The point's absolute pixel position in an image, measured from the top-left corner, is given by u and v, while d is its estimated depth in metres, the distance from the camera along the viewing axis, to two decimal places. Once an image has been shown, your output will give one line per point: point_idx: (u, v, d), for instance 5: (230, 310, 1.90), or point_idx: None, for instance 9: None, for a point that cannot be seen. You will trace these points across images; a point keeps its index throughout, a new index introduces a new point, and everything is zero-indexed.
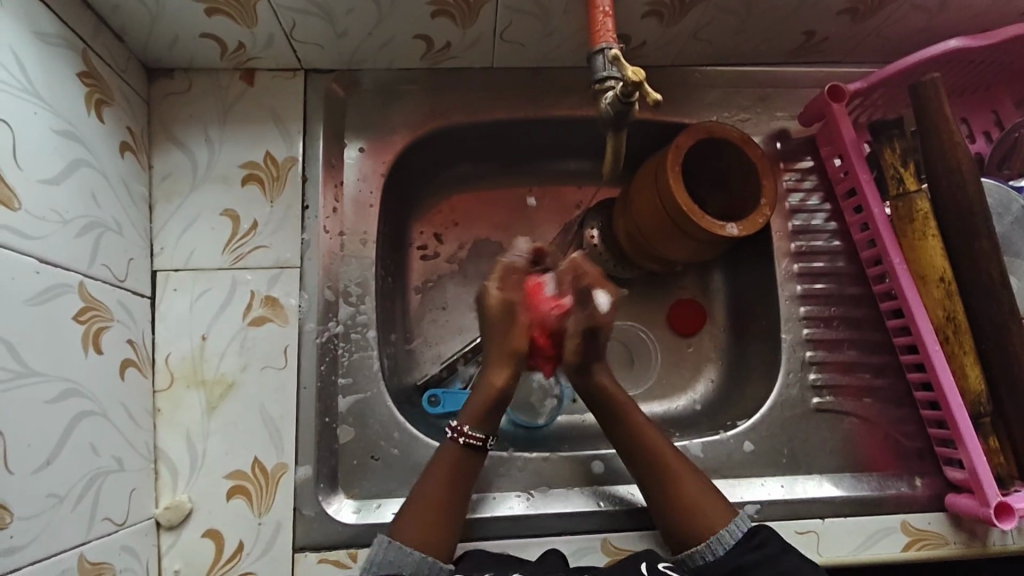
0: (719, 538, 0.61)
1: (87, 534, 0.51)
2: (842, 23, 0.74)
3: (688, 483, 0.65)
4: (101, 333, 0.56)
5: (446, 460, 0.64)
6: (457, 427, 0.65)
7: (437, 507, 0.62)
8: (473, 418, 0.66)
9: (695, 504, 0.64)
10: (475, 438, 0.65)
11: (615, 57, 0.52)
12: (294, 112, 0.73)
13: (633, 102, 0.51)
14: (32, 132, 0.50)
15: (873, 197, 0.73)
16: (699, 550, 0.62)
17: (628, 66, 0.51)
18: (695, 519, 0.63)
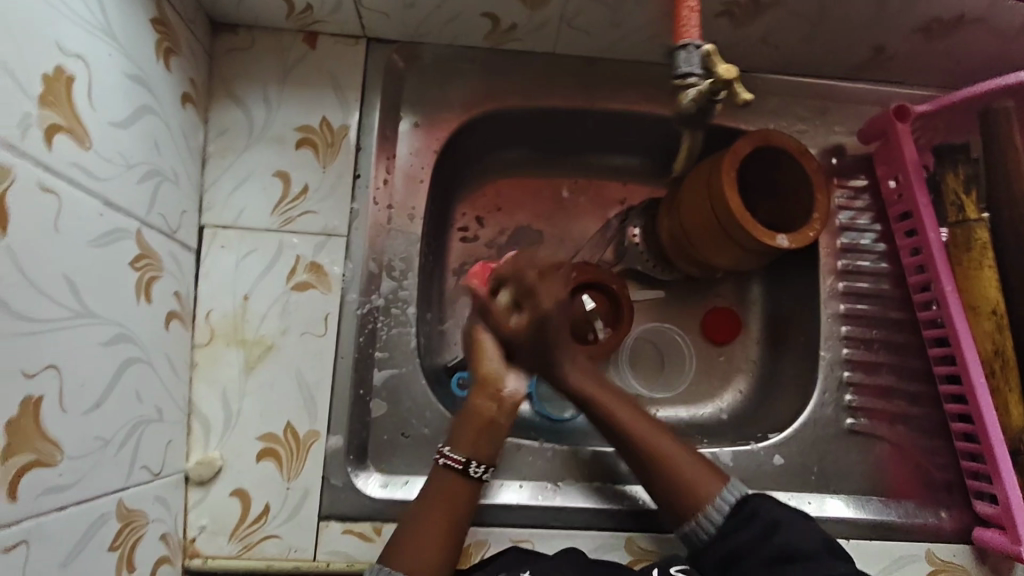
0: (708, 515, 0.60)
1: (125, 481, 0.51)
2: (916, 42, 0.72)
3: (673, 456, 0.63)
4: (151, 283, 0.56)
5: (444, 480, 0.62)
6: (440, 449, 0.64)
7: (452, 494, 0.61)
8: (460, 443, 0.63)
9: (687, 477, 0.62)
10: (457, 460, 0.62)
11: (707, 52, 0.51)
12: (353, 78, 0.72)
13: (718, 99, 0.53)
14: (110, 72, 0.49)
15: (930, 222, 0.72)
16: (694, 527, 0.61)
17: (720, 62, 0.51)
18: (683, 494, 0.62)
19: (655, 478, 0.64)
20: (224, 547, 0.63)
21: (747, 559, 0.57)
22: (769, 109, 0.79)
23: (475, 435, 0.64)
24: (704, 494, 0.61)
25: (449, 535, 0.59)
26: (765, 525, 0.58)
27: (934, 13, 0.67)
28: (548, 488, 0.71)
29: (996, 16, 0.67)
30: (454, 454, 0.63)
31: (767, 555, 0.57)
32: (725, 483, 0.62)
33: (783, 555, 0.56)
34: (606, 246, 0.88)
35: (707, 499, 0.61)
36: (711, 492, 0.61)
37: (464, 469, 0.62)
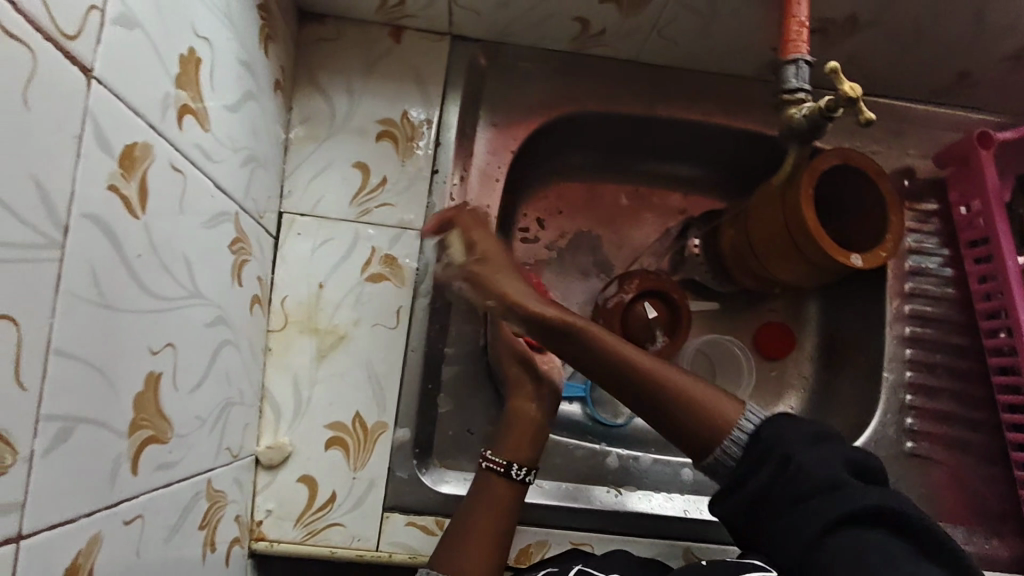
0: (731, 442, 0.54)
1: (213, 461, 0.51)
2: (1002, 70, 0.72)
3: (686, 382, 0.56)
4: (243, 266, 0.56)
5: (488, 486, 0.61)
6: (483, 454, 0.64)
7: (503, 497, 0.61)
8: (503, 449, 0.64)
9: (704, 403, 0.56)
10: (498, 463, 0.62)
11: (833, 70, 0.48)
12: (436, 74, 0.73)
13: (838, 116, 0.50)
14: (224, 54, 0.50)
15: (1008, 249, 0.71)
16: (720, 457, 0.54)
17: (844, 80, 0.47)
18: (703, 424, 0.55)
19: (671, 414, 0.56)
20: (289, 532, 0.63)
21: (770, 499, 0.51)
22: (843, 129, 0.79)
23: (519, 438, 0.64)
24: (725, 419, 0.55)
25: (496, 541, 0.59)
26: (778, 460, 0.51)
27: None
28: (608, 492, 0.72)
29: None
30: (496, 457, 0.63)
31: (784, 493, 0.50)
32: (742, 405, 0.56)
33: (805, 492, 0.49)
34: (664, 253, 0.88)
35: (729, 423, 0.55)
36: (731, 415, 0.55)
37: (504, 471, 0.62)
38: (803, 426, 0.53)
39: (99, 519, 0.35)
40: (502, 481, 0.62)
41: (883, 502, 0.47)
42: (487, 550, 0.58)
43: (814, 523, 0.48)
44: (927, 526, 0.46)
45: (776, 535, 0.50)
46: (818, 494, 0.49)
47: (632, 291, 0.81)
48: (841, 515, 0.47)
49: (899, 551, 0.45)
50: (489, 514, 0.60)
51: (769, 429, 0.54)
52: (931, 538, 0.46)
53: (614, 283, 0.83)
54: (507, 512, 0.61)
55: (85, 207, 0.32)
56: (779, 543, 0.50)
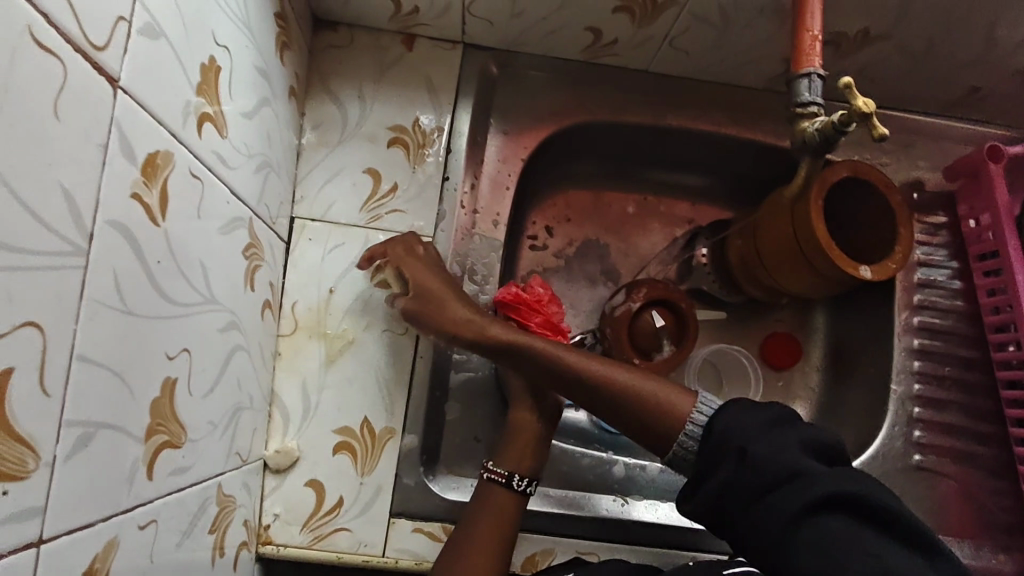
0: (687, 436, 0.55)
1: (224, 466, 0.52)
2: (1013, 85, 0.72)
3: (635, 379, 0.59)
4: (255, 271, 0.57)
5: (493, 493, 0.62)
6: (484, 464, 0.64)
7: (506, 506, 0.61)
8: (505, 459, 0.64)
9: (655, 399, 0.57)
10: (500, 474, 0.62)
11: (847, 84, 0.48)
12: (448, 82, 0.73)
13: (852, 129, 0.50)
14: (241, 62, 0.50)
15: (1018, 264, 0.71)
16: (679, 452, 0.55)
17: (858, 95, 0.47)
18: (653, 418, 0.57)
19: (627, 411, 0.58)
20: (296, 537, 0.63)
21: (734, 495, 0.50)
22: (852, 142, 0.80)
23: (521, 450, 0.64)
24: (671, 411, 0.56)
25: (498, 550, 0.59)
26: (736, 452, 0.51)
27: None
28: (614, 501, 0.72)
29: None
30: (499, 468, 0.63)
31: (747, 484, 0.49)
32: (695, 398, 0.57)
33: (767, 481, 0.49)
34: (672, 262, 0.89)
35: (681, 414, 0.56)
36: (677, 406, 0.56)
37: (508, 482, 0.62)
38: (758, 412, 0.53)
39: (116, 523, 0.35)
40: (505, 489, 0.62)
41: (840, 487, 0.46)
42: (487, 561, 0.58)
43: (779, 519, 0.47)
44: (898, 511, 0.45)
45: (748, 531, 0.50)
46: (782, 485, 0.48)
47: (639, 300, 0.81)
48: (806, 506, 0.46)
49: (867, 538, 0.44)
50: (492, 521, 0.60)
51: (721, 418, 0.53)
52: (899, 521, 0.45)
53: (621, 292, 0.83)
54: (511, 520, 0.61)
55: (109, 215, 0.32)
56: (752, 540, 0.49)
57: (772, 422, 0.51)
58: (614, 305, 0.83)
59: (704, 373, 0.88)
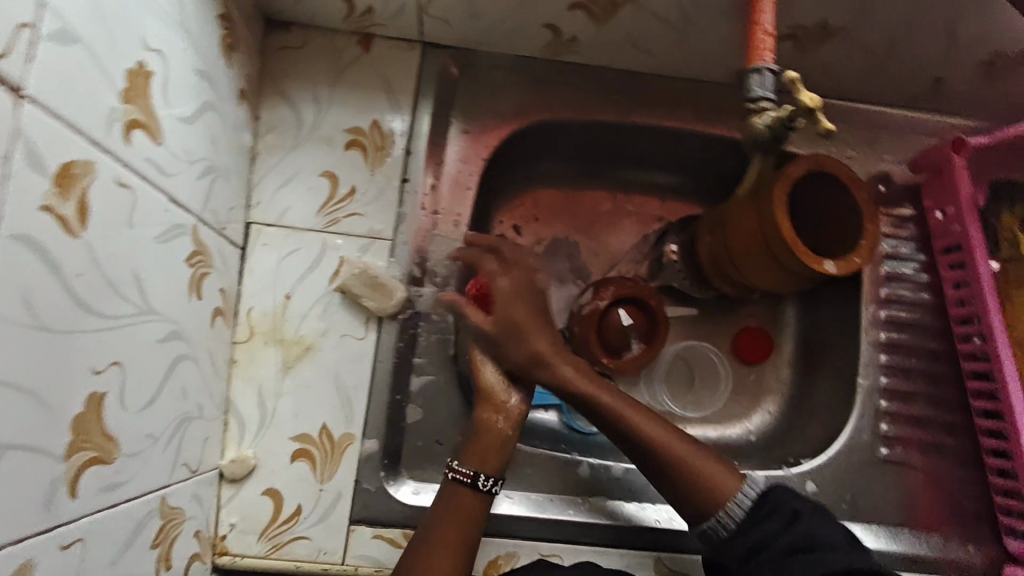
0: (730, 508, 0.57)
1: (169, 478, 0.51)
2: (976, 77, 0.71)
3: (690, 453, 0.61)
4: (203, 279, 0.56)
5: (453, 496, 0.61)
6: (450, 464, 0.63)
7: (465, 510, 0.60)
8: (471, 459, 0.63)
9: (704, 473, 0.59)
10: (465, 474, 0.62)
11: (793, 80, 0.49)
12: (405, 83, 0.72)
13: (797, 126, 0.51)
14: (181, 68, 0.49)
15: (981, 255, 0.70)
16: (716, 523, 0.58)
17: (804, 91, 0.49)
18: (701, 490, 0.59)
19: (677, 480, 0.60)
20: (253, 546, 0.63)
21: (770, 549, 0.54)
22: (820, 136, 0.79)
23: (486, 449, 0.63)
24: (720, 489, 0.58)
25: (456, 558, 0.57)
26: (787, 516, 0.56)
27: (999, 50, 0.66)
28: (579, 503, 0.71)
29: None
30: (464, 468, 0.62)
31: (787, 542, 0.54)
32: (743, 477, 0.60)
33: (806, 544, 0.54)
34: (643, 259, 0.88)
35: (726, 493, 0.58)
36: (727, 486, 0.58)
37: (473, 483, 0.61)
38: (803, 498, 0.59)
39: (31, 545, 0.34)
40: (463, 493, 0.61)
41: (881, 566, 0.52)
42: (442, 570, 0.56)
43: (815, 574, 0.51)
44: None
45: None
46: (823, 549, 0.53)
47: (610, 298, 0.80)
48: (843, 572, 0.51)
49: None
50: (449, 527, 0.59)
51: (773, 493, 0.58)
52: None
53: (590, 290, 0.82)
54: (472, 523, 0.60)
55: (16, 229, 0.31)
56: None
57: (819, 509, 0.58)
58: (584, 302, 0.81)
59: (667, 373, 0.87)
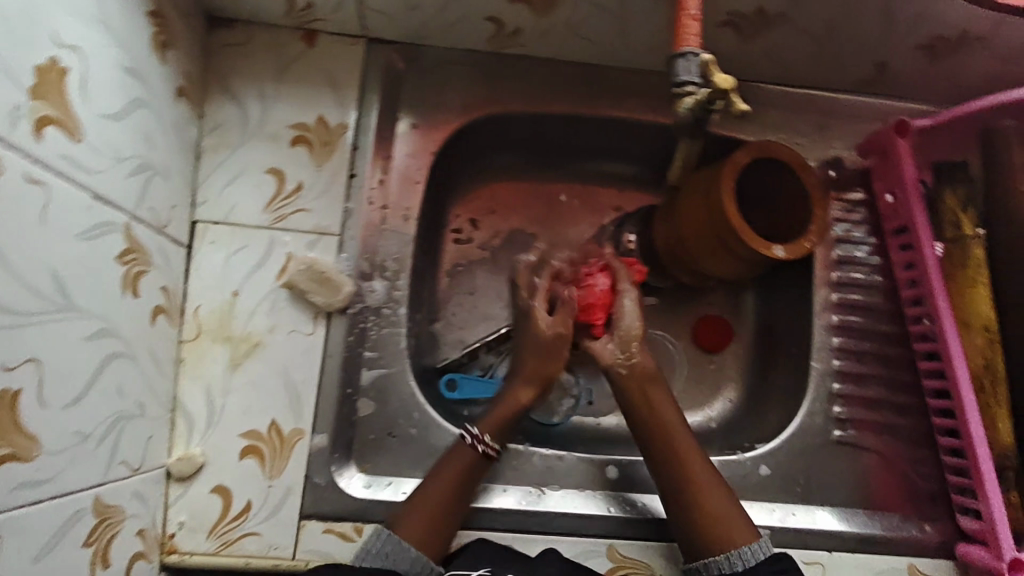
0: (739, 554, 0.59)
1: (104, 475, 0.51)
2: (918, 60, 0.72)
3: (716, 496, 0.63)
4: (139, 277, 0.56)
5: (457, 460, 0.64)
6: (474, 434, 0.65)
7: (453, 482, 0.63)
8: (490, 429, 0.66)
9: (720, 517, 0.62)
10: (492, 450, 0.65)
11: (705, 62, 0.51)
12: (351, 78, 0.72)
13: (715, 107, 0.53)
14: (103, 65, 0.49)
15: (925, 236, 0.71)
16: (717, 562, 0.60)
17: (717, 73, 0.51)
18: (709, 530, 0.61)
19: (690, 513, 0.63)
20: (203, 544, 0.63)
21: None
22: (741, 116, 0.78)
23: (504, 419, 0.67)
24: (730, 538, 0.61)
25: (446, 517, 0.62)
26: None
27: (937, 31, 0.67)
28: (529, 492, 0.69)
29: (1000, 34, 0.67)
30: (489, 441, 0.65)
31: None
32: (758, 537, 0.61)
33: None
34: (601, 250, 0.88)
35: (733, 543, 0.60)
36: (739, 537, 0.61)
37: (490, 455, 0.65)
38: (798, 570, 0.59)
39: None
40: (468, 457, 0.64)
41: None
42: (432, 529, 0.61)
43: None
44: None
45: None
46: None
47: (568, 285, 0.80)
48: None
49: None
50: (444, 491, 0.62)
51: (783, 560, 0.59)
52: None
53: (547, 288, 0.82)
54: (467, 484, 0.63)
55: None
56: None
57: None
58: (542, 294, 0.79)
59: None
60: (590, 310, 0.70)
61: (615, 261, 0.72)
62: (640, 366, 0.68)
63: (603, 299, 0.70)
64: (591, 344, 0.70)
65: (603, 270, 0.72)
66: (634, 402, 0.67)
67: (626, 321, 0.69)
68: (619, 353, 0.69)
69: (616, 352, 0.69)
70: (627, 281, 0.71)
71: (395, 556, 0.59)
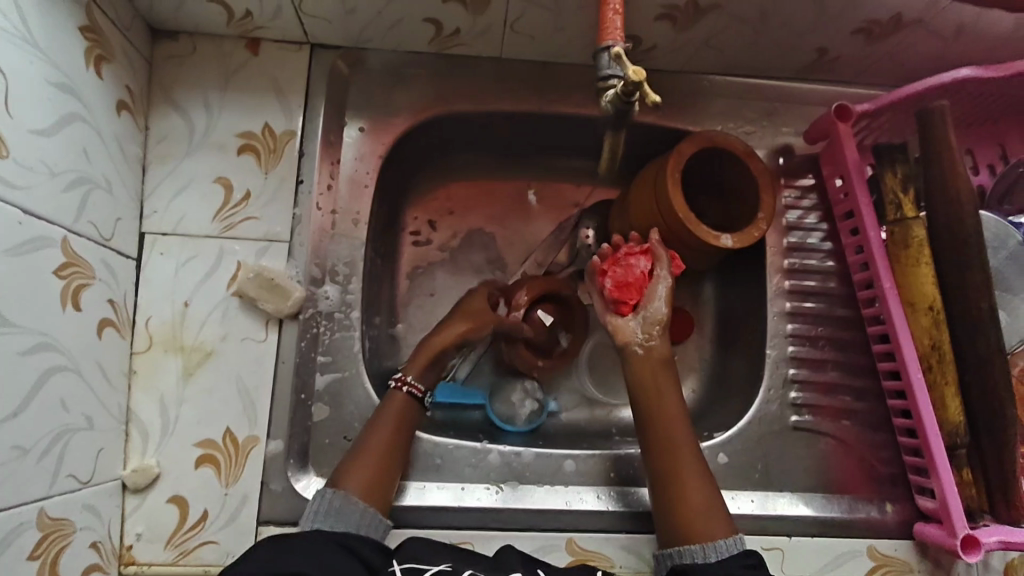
0: (715, 546, 0.59)
1: (48, 489, 0.52)
2: (856, 44, 0.73)
3: (702, 493, 0.63)
4: (80, 291, 0.57)
5: (390, 407, 0.66)
6: (400, 379, 0.68)
7: (388, 440, 0.64)
8: (418, 373, 0.69)
9: (698, 513, 0.62)
10: (418, 390, 0.68)
11: (618, 55, 0.54)
12: (296, 85, 0.72)
13: (632, 102, 0.54)
14: (26, 82, 0.50)
15: (870, 220, 0.73)
16: (692, 551, 0.60)
17: (629, 65, 0.53)
18: (685, 523, 0.61)
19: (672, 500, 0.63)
20: (160, 554, 0.63)
21: None
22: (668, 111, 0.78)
23: (426, 360, 0.70)
24: (704, 531, 0.60)
25: (389, 463, 0.64)
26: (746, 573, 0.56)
27: (870, 14, 0.68)
28: (488, 490, 0.70)
29: (933, 16, 0.68)
30: (416, 382, 0.68)
31: None
32: (732, 533, 0.61)
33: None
34: (560, 246, 0.86)
35: (707, 536, 0.60)
36: (713, 532, 0.60)
37: (420, 398, 0.68)
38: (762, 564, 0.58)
39: None
40: (402, 402, 0.67)
41: None
42: (378, 479, 0.62)
43: None
44: None
45: None
46: None
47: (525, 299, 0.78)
48: None
49: None
50: (385, 442, 0.64)
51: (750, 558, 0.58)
52: None
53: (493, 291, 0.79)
54: (405, 430, 0.66)
55: None
56: None
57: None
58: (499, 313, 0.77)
59: (593, 356, 0.86)
60: (625, 290, 0.70)
61: (659, 243, 0.71)
62: (658, 351, 0.69)
63: (639, 281, 0.70)
64: (616, 319, 0.72)
65: (645, 251, 0.72)
66: (641, 390, 0.68)
67: (655, 305, 0.70)
68: (640, 333, 0.70)
69: (637, 332, 0.70)
70: (666, 267, 0.70)
71: (344, 512, 0.60)
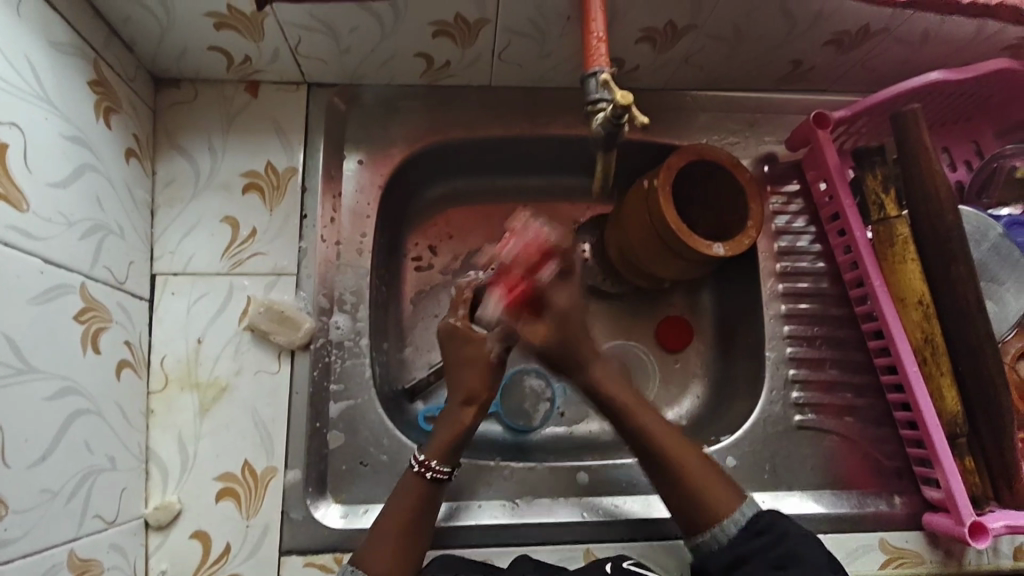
0: (723, 528, 0.60)
1: (77, 530, 0.54)
2: (829, 54, 0.76)
3: (705, 477, 0.63)
4: (99, 334, 0.58)
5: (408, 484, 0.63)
6: (422, 462, 0.63)
7: (402, 525, 0.60)
8: (441, 453, 0.64)
9: (704, 487, 0.62)
10: (442, 472, 0.63)
11: (606, 81, 0.57)
12: (295, 124, 0.75)
13: (622, 124, 0.57)
14: (43, 139, 0.52)
15: (855, 222, 0.76)
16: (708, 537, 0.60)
17: (617, 90, 0.56)
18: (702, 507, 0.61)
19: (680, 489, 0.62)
20: None
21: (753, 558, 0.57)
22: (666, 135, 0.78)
23: (449, 439, 0.65)
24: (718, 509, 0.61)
25: (405, 545, 0.60)
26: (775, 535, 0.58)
27: (839, 27, 0.71)
28: (504, 506, 0.71)
29: (898, 26, 0.72)
30: (442, 467, 0.63)
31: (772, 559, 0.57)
32: (742, 500, 0.62)
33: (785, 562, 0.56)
34: None
35: (719, 513, 0.61)
36: (727, 507, 0.61)
37: (443, 479, 0.63)
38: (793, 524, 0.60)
39: None
40: (410, 496, 0.62)
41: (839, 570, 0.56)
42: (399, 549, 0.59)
43: None
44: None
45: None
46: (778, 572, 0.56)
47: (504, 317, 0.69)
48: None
49: None
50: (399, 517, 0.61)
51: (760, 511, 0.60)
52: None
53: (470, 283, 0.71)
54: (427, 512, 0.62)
55: None
56: None
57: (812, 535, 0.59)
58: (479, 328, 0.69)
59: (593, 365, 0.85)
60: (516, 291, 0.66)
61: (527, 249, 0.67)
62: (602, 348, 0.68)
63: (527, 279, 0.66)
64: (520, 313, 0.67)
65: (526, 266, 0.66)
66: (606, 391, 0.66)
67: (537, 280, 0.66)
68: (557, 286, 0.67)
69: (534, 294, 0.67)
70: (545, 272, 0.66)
71: None
